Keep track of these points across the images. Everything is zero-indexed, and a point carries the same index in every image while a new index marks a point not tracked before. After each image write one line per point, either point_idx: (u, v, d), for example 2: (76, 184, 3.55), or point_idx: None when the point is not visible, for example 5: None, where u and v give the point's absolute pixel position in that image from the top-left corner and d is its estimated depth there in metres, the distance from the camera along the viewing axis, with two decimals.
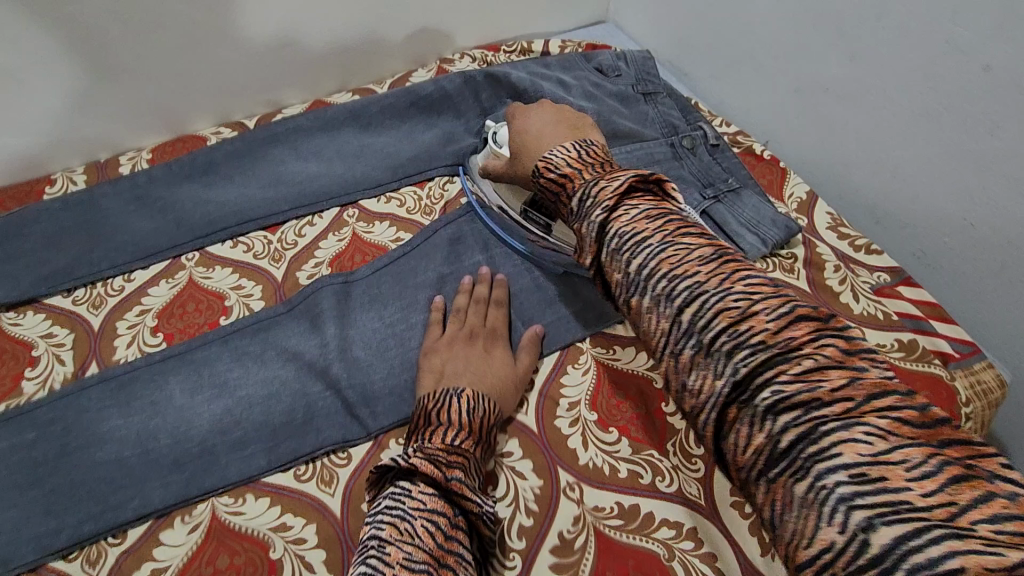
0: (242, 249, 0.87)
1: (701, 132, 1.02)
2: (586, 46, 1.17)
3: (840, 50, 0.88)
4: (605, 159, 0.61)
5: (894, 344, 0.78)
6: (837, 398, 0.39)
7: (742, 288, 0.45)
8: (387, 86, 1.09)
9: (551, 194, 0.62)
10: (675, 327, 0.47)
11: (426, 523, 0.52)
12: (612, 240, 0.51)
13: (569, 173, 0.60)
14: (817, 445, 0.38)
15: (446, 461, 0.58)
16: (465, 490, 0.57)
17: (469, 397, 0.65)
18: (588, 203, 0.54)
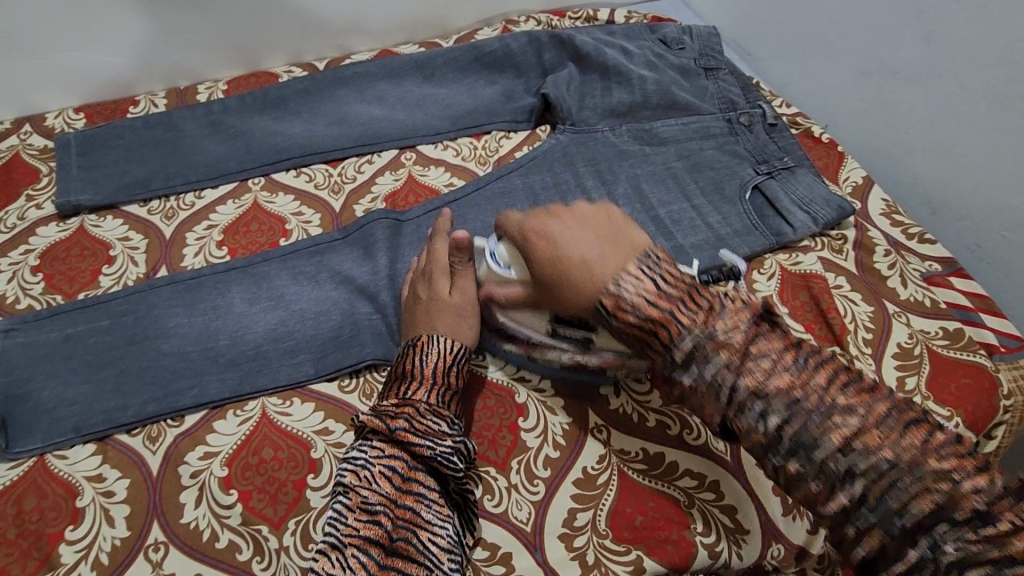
0: (305, 179, 0.92)
1: (760, 110, 1.00)
2: (652, 18, 1.17)
3: (915, 32, 0.87)
4: (693, 285, 0.56)
5: (939, 332, 0.78)
6: (966, 511, 0.46)
7: (847, 399, 0.51)
8: (452, 41, 1.12)
9: (629, 341, 0.57)
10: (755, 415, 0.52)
11: (384, 469, 0.59)
12: (732, 390, 0.53)
13: (659, 321, 0.55)
14: (960, 564, 0.44)
15: (392, 413, 0.61)
16: (410, 437, 0.59)
17: (419, 347, 0.65)
18: (701, 357, 0.53)
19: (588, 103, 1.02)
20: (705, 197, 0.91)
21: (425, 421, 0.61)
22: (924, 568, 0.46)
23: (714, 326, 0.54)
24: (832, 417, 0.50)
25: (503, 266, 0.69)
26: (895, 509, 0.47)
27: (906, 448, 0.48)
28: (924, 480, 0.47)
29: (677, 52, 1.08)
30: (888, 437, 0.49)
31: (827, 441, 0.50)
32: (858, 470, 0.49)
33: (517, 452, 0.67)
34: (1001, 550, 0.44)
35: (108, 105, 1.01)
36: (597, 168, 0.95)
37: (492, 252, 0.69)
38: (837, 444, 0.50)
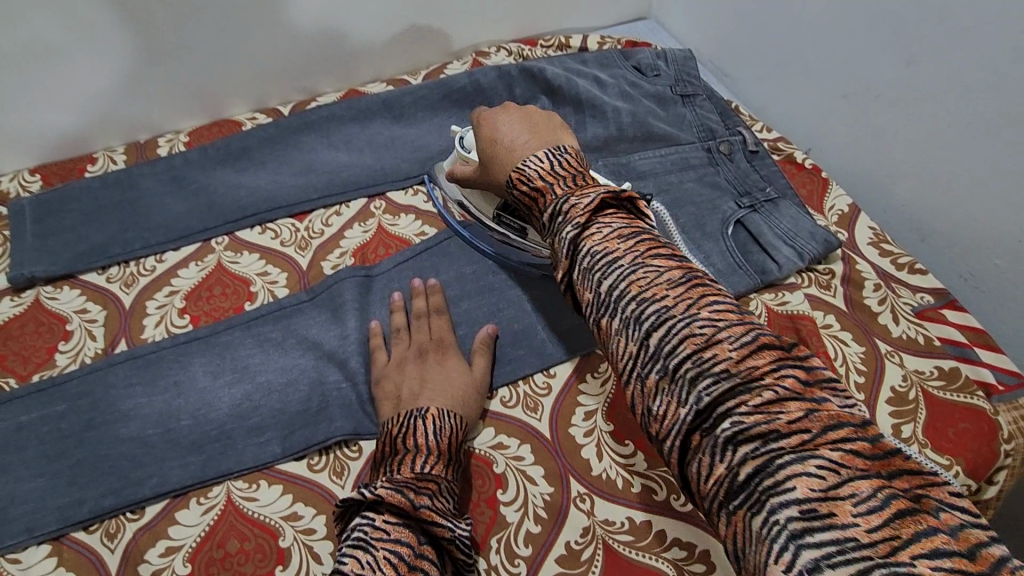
0: (270, 235, 0.88)
1: (739, 137, 0.98)
2: (626, 43, 1.14)
3: (894, 56, 0.84)
4: (579, 172, 0.60)
5: (933, 371, 0.74)
6: (794, 429, 0.38)
7: (710, 314, 0.44)
8: (421, 78, 1.08)
9: (525, 206, 0.61)
10: (642, 351, 0.46)
11: (388, 555, 0.51)
12: (583, 258, 0.51)
13: (540, 186, 0.59)
14: (775, 478, 0.38)
15: (414, 487, 0.57)
16: (435, 516, 0.55)
17: (434, 418, 0.64)
18: (560, 220, 0.55)
19: None
20: (686, 233, 0.87)
21: (443, 501, 0.58)
22: (738, 479, 0.39)
23: (575, 194, 0.55)
24: (692, 325, 0.44)
25: (467, 151, 0.79)
26: (768, 471, 0.38)
27: (810, 414, 0.39)
28: (742, 385, 0.41)
29: (652, 78, 1.05)
30: (783, 393, 0.40)
31: (703, 373, 0.42)
32: (731, 423, 0.40)
33: (496, 529, 0.64)
34: (805, 464, 0.37)
35: (66, 164, 0.98)
36: None
37: (463, 137, 0.80)
38: (711, 377, 0.42)
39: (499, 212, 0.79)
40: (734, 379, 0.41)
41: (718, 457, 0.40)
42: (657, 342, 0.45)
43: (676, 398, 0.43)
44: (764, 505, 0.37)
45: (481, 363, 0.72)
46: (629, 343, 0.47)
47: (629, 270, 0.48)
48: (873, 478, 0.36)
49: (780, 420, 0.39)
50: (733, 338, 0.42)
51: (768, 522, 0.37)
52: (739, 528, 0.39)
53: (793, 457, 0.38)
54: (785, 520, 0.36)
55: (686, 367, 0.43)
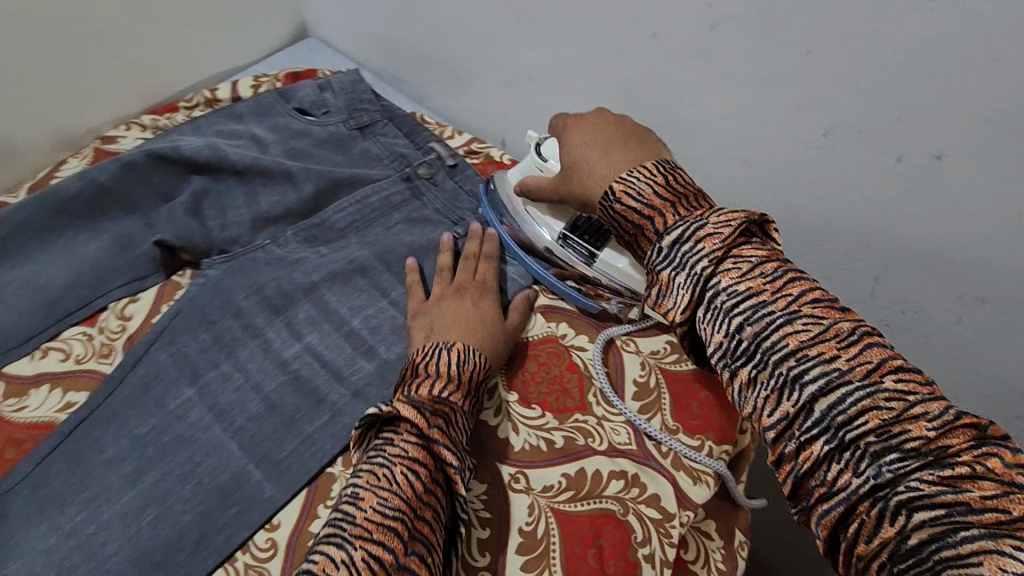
0: None
1: (434, 154, 0.89)
2: (286, 77, 0.99)
3: (526, 39, 0.80)
4: (696, 192, 0.58)
5: (666, 348, 0.75)
6: (989, 505, 0.39)
7: (895, 384, 0.44)
8: (22, 194, 0.83)
9: (626, 227, 0.59)
10: (802, 414, 0.46)
11: (406, 471, 0.51)
12: (718, 297, 0.50)
13: (653, 207, 0.56)
14: (956, 549, 0.38)
15: (430, 411, 0.56)
16: (446, 443, 0.54)
17: (458, 350, 0.64)
18: (684, 247, 0.53)
19: (231, 217, 0.81)
20: (401, 283, 0.78)
21: (456, 431, 0.57)
22: (906, 544, 0.40)
23: (710, 217, 0.53)
24: (872, 394, 0.44)
25: (543, 159, 0.75)
26: (948, 541, 0.38)
27: (1010, 496, 0.39)
28: (929, 461, 0.42)
29: (321, 117, 0.91)
30: (979, 471, 0.40)
31: (886, 446, 0.43)
32: (909, 491, 0.41)
33: None
34: (999, 542, 0.37)
35: None
36: (263, 294, 0.75)
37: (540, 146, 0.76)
38: (897, 451, 0.42)
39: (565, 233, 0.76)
40: (921, 460, 0.42)
41: (887, 522, 0.41)
42: (825, 408, 0.44)
43: (815, 439, 0.45)
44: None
45: (517, 317, 0.74)
46: (779, 402, 0.46)
47: (784, 318, 0.47)
48: None
49: (955, 486, 0.40)
50: (927, 414, 0.43)
51: None
52: None
53: (983, 531, 0.38)
54: None
55: (865, 439, 0.43)
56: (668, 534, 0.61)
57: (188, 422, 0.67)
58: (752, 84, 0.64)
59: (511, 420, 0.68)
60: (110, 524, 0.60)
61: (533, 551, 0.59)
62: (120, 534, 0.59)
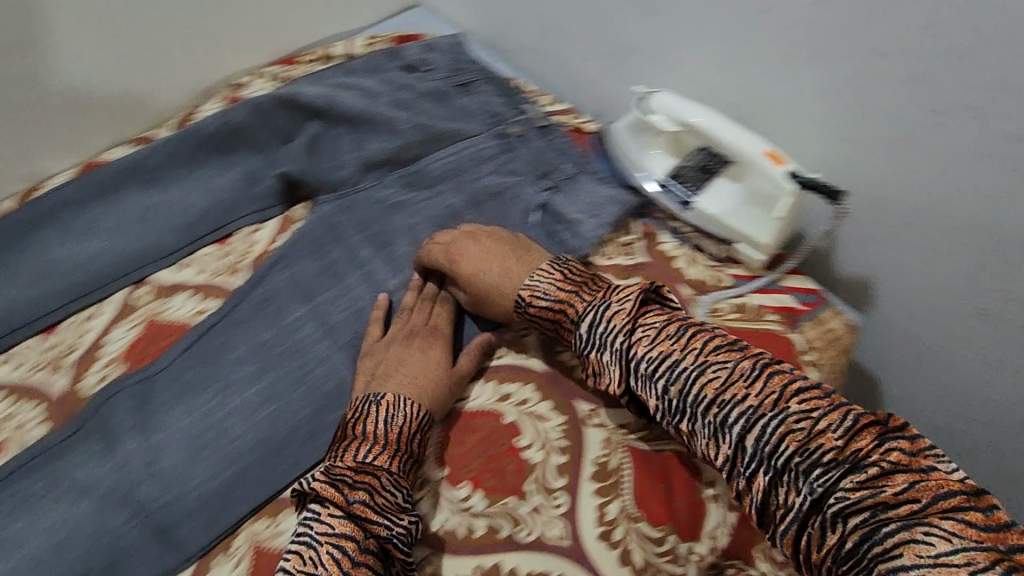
0: (14, 366, 0.74)
1: (524, 115, 0.94)
2: (395, 39, 1.06)
3: (633, 8, 0.83)
4: (590, 277, 0.69)
5: (730, 307, 0.75)
6: (902, 499, 0.46)
7: (801, 406, 0.53)
8: (169, 129, 0.94)
9: (548, 322, 0.68)
10: (742, 452, 0.54)
11: (332, 550, 0.52)
12: (639, 364, 0.60)
13: (562, 301, 0.66)
14: (882, 546, 0.45)
15: (351, 483, 0.56)
16: (370, 513, 0.54)
17: (389, 404, 0.63)
18: (597, 329, 0.63)
19: (341, 160, 0.89)
20: None
21: (385, 497, 0.56)
22: (844, 548, 0.47)
23: (613, 297, 0.64)
24: (788, 421, 0.52)
25: (647, 113, 0.77)
26: (875, 540, 0.45)
27: (917, 485, 0.46)
28: (850, 468, 0.49)
29: (426, 75, 0.97)
30: (888, 467, 0.48)
31: (814, 464, 0.50)
32: (842, 502, 0.48)
33: None
34: (913, 533, 0.44)
35: None
36: (369, 233, 0.83)
37: (645, 99, 0.77)
38: (822, 467, 0.50)
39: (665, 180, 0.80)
40: (842, 470, 0.49)
41: (828, 531, 0.48)
42: (755, 444, 0.53)
43: (757, 472, 0.53)
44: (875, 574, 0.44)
45: (467, 363, 0.71)
46: (721, 447, 0.55)
47: (696, 371, 0.57)
48: (986, 549, 0.42)
49: (875, 485, 0.48)
50: (834, 427, 0.51)
51: None
52: None
53: (897, 525, 0.45)
54: None
55: (796, 462, 0.51)
56: None
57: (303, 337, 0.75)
58: (862, 58, 0.67)
59: None
60: (235, 413, 0.69)
61: (607, 480, 0.65)
62: (244, 422, 0.69)
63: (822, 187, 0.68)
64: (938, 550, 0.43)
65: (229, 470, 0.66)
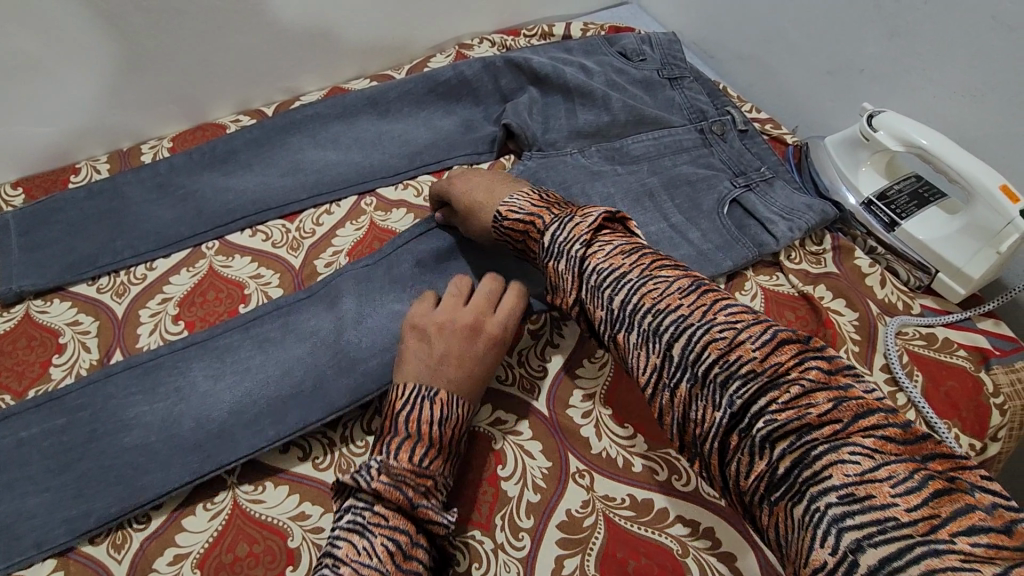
0: (261, 237, 0.88)
1: (729, 117, 0.97)
2: (610, 28, 1.14)
3: (876, 28, 0.84)
4: (563, 201, 0.69)
5: (916, 333, 0.75)
6: (824, 421, 0.42)
7: (726, 317, 0.49)
8: (405, 72, 1.07)
9: (517, 236, 0.69)
10: (667, 361, 0.51)
11: (386, 541, 0.53)
12: (590, 275, 0.57)
13: (534, 213, 0.66)
14: (812, 469, 0.41)
15: (410, 483, 0.56)
16: (431, 514, 0.56)
17: (442, 405, 0.61)
18: (565, 240, 0.60)
19: (552, 125, 0.98)
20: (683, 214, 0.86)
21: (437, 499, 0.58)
22: (776, 474, 0.43)
23: (579, 212, 0.62)
24: (712, 330, 0.49)
25: (871, 129, 0.78)
26: (805, 463, 0.41)
27: (838, 405, 0.42)
28: (769, 383, 0.45)
29: (639, 63, 1.04)
30: (808, 386, 0.43)
31: (732, 376, 0.46)
32: (763, 422, 0.44)
33: (499, 507, 0.65)
34: (840, 453, 0.40)
35: (48, 176, 0.97)
36: (569, 191, 0.90)
37: (874, 115, 0.79)
38: (740, 378, 0.46)
39: (870, 199, 0.81)
40: (760, 381, 0.45)
41: (758, 456, 0.44)
42: (681, 352, 0.50)
43: (680, 382, 0.50)
44: (805, 496, 0.41)
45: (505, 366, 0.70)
46: (649, 356, 0.52)
47: (639, 282, 0.54)
48: (907, 464, 0.39)
49: (795, 413, 0.43)
50: (753, 338, 0.47)
51: (810, 510, 0.40)
52: (781, 516, 0.42)
53: (825, 446, 0.41)
54: (825, 506, 0.39)
55: (716, 372, 0.47)
56: None
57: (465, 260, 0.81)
58: None
59: None
60: None
61: None
62: None
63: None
64: (868, 468, 0.39)
65: None
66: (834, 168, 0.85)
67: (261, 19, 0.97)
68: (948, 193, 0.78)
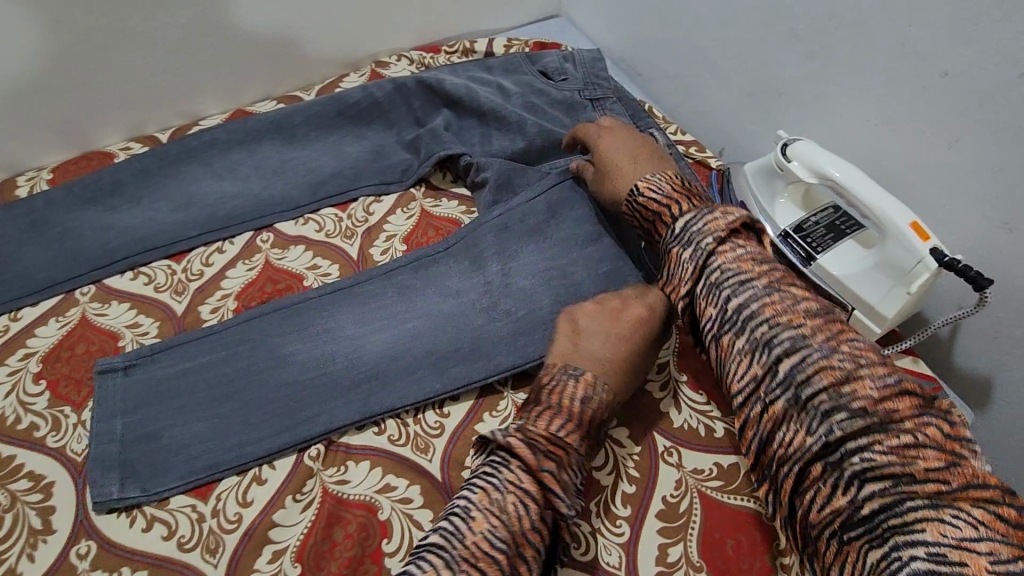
0: (143, 280, 0.81)
1: (653, 139, 0.92)
2: (534, 44, 1.09)
3: (792, 51, 0.81)
4: (700, 193, 0.70)
5: None
6: (931, 477, 0.46)
7: (851, 349, 0.53)
8: (314, 93, 1.01)
9: (643, 220, 0.71)
10: (770, 376, 0.55)
11: (515, 501, 0.54)
12: (713, 273, 0.61)
13: (672, 197, 0.68)
14: (902, 518, 0.45)
15: (544, 451, 0.57)
16: (556, 484, 0.56)
17: (586, 385, 0.62)
18: (698, 231, 0.64)
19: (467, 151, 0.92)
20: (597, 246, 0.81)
21: (568, 474, 0.57)
22: (859, 513, 0.48)
23: (718, 207, 0.65)
24: (831, 358, 0.52)
25: (784, 159, 0.75)
26: (895, 511, 0.46)
27: (948, 467, 0.47)
28: (880, 424, 0.49)
29: (560, 83, 0.99)
30: (920, 439, 0.48)
31: (838, 408, 0.50)
32: (859, 458, 0.49)
33: None
34: (940, 513, 0.45)
35: None
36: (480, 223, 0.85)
37: (787, 144, 0.76)
38: (847, 412, 0.50)
39: (787, 231, 0.77)
40: (869, 421, 0.49)
41: (840, 491, 0.49)
42: (789, 372, 0.54)
43: (777, 398, 0.54)
44: (886, 542, 0.45)
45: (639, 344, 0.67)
46: (750, 368, 0.57)
47: (764, 293, 0.58)
48: (1010, 545, 0.43)
49: (911, 464, 0.47)
50: (874, 377, 0.51)
51: (890, 557, 0.45)
52: (852, 556, 0.47)
53: (924, 502, 0.45)
54: (908, 558, 0.44)
55: (820, 400, 0.51)
56: None
57: (410, 289, 0.77)
58: None
59: (675, 397, 0.73)
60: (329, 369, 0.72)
61: (673, 521, 0.64)
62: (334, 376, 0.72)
63: (967, 272, 0.64)
64: (966, 535, 0.43)
65: (313, 424, 0.68)
66: (751, 200, 0.81)
67: (149, 39, 0.90)
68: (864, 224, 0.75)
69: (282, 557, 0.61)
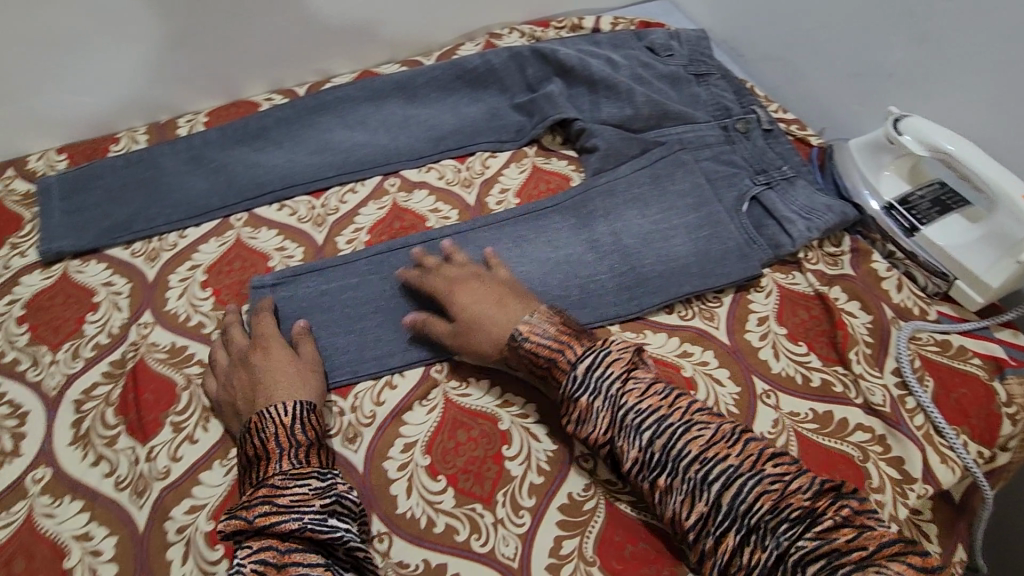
0: (288, 212, 0.91)
1: (754, 115, 0.97)
2: (639, 23, 1.14)
3: (905, 33, 0.83)
4: (582, 330, 0.67)
5: (930, 339, 0.74)
6: (853, 546, 0.48)
7: (772, 468, 0.54)
8: (434, 59, 1.09)
9: (540, 370, 0.66)
10: (716, 511, 0.54)
11: (256, 563, 0.53)
12: (628, 415, 0.60)
13: (562, 344, 0.65)
14: None
15: (246, 504, 0.57)
16: (272, 517, 0.55)
17: (271, 412, 0.64)
18: (596, 372, 0.62)
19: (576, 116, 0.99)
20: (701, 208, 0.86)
21: (285, 495, 0.57)
22: None
23: (612, 346, 0.64)
24: (763, 482, 0.54)
25: (895, 132, 0.78)
26: None
27: (863, 535, 0.49)
28: (810, 520, 0.51)
29: (666, 59, 1.04)
30: (839, 521, 0.50)
31: (780, 519, 0.51)
32: (801, 548, 0.50)
33: (502, 484, 0.67)
34: None
35: (90, 144, 1.00)
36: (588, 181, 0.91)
37: (898, 119, 0.79)
38: (788, 521, 0.51)
39: (890, 204, 0.81)
40: (804, 524, 0.51)
41: None
42: (730, 502, 0.54)
43: (728, 531, 0.53)
44: None
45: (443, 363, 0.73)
46: (693, 506, 0.56)
47: (682, 428, 0.58)
48: None
49: (784, 502, 0.52)
50: (802, 490, 0.53)
51: None
52: None
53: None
54: None
55: (764, 518, 0.52)
56: (905, 495, 0.65)
57: (526, 235, 0.84)
58: None
59: (775, 347, 0.75)
60: None
61: None
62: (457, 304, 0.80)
63: None
64: None
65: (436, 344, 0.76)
66: (857, 172, 0.85)
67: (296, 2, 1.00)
68: (972, 201, 0.78)
69: (413, 450, 0.69)
